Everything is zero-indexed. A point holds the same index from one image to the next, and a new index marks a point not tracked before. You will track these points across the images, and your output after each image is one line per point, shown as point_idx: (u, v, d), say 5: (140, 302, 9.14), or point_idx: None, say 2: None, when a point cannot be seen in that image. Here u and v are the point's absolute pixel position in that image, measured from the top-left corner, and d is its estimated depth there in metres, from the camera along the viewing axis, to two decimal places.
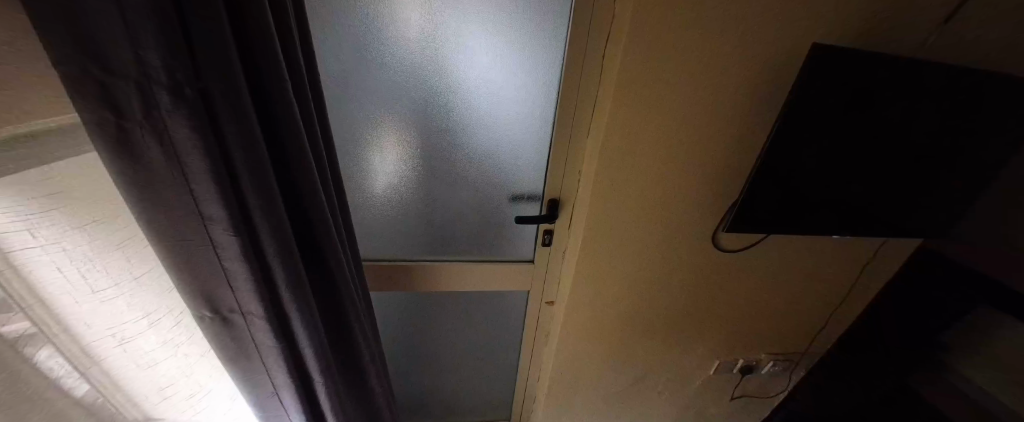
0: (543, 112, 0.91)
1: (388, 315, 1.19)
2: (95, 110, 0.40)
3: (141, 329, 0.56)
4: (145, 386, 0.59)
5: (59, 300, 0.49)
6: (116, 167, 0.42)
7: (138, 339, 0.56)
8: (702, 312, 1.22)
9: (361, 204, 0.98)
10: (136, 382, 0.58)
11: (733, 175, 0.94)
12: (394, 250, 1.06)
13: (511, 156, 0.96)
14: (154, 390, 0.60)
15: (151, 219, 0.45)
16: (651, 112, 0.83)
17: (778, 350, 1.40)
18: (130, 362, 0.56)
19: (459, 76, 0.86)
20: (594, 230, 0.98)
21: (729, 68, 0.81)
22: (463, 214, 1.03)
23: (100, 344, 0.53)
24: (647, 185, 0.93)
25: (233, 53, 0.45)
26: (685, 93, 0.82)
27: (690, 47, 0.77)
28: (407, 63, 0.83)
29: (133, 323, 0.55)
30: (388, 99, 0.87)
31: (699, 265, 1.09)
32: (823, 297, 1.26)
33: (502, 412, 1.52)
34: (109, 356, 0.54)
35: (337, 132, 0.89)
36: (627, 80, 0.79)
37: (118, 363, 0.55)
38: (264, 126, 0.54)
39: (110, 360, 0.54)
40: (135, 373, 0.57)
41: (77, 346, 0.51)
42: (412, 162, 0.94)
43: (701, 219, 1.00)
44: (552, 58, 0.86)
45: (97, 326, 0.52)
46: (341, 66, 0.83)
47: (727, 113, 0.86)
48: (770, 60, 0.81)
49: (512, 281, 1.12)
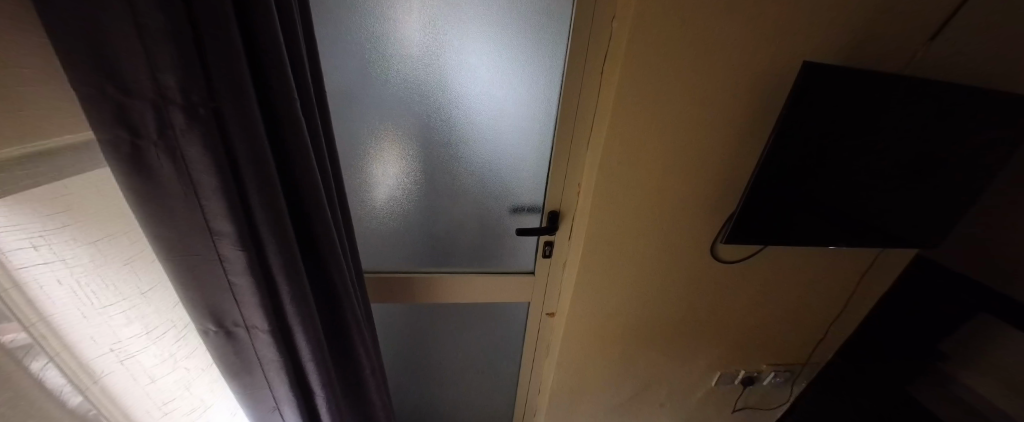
0: (543, 125, 0.93)
1: (388, 327, 1.19)
2: (111, 128, 0.41)
3: (144, 343, 0.56)
4: (145, 403, 0.58)
5: (64, 317, 0.49)
6: (129, 183, 0.43)
7: (139, 355, 0.56)
8: (702, 323, 1.22)
9: (361, 216, 0.99)
10: (137, 398, 0.57)
11: (730, 187, 0.96)
12: (394, 262, 1.06)
13: (510, 169, 0.97)
14: (156, 406, 0.59)
15: (161, 235, 0.46)
16: (650, 126, 0.85)
17: (778, 360, 1.40)
18: (131, 379, 0.56)
19: (460, 92, 0.88)
20: (594, 240, 0.98)
21: (725, 83, 0.83)
22: (463, 226, 1.04)
23: (100, 360, 0.53)
24: (646, 196, 0.94)
25: (245, 72, 0.47)
26: (683, 107, 0.84)
27: (687, 63, 0.80)
28: (409, 78, 0.85)
29: (135, 337, 0.55)
30: (389, 113, 0.88)
31: (698, 275, 1.10)
32: (823, 307, 1.27)
33: None
34: (108, 373, 0.54)
35: (338, 145, 0.91)
36: (626, 96, 0.81)
37: (118, 380, 0.55)
38: (272, 142, 0.56)
39: (110, 377, 0.54)
40: (135, 389, 0.57)
41: (77, 362, 0.51)
42: (412, 175, 0.95)
43: (700, 229, 1.01)
44: (551, 73, 0.88)
45: (100, 341, 0.52)
46: (343, 79, 0.84)
47: (724, 127, 0.88)
48: (765, 75, 0.83)
49: (512, 293, 1.12)
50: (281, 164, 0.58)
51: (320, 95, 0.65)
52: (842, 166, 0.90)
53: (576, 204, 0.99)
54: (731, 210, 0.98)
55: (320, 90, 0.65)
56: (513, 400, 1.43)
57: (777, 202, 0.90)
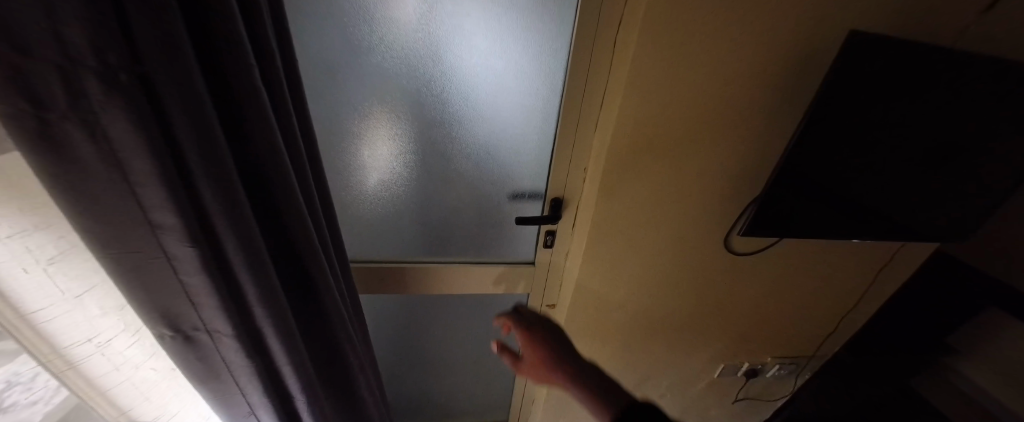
0: (546, 103, 0.84)
1: (379, 318, 1.13)
2: (5, 99, 0.32)
3: (119, 332, 0.52)
4: (128, 391, 0.55)
5: (30, 303, 0.45)
6: (39, 167, 0.35)
7: (117, 345, 0.52)
8: (708, 316, 1.17)
9: (344, 202, 0.91)
10: (118, 388, 0.54)
11: (749, 174, 0.88)
12: (383, 250, 0.99)
13: (509, 151, 0.89)
14: (138, 397, 0.56)
15: (91, 229, 0.39)
16: (667, 105, 0.77)
17: (785, 353, 1.35)
18: (109, 365, 0.52)
19: (454, 64, 0.78)
20: (600, 230, 0.91)
21: (752, 58, 0.74)
22: (460, 212, 0.96)
23: (76, 348, 0.49)
24: (657, 182, 0.86)
25: (183, 31, 0.37)
26: (703, 84, 0.75)
27: (710, 35, 0.70)
28: (396, 48, 0.76)
29: (112, 327, 0.51)
30: (374, 89, 0.79)
31: (708, 267, 1.03)
32: (836, 301, 1.21)
33: (498, 414, 1.48)
34: (84, 360, 0.50)
35: (315, 123, 0.81)
36: (641, 71, 0.72)
37: (96, 366, 0.51)
38: (231, 119, 0.47)
39: (86, 363, 0.51)
40: (115, 377, 0.53)
41: (50, 346, 0.48)
42: (402, 157, 0.86)
43: (713, 219, 0.94)
44: (557, 43, 0.78)
45: (69, 333, 0.48)
46: (319, 49, 0.75)
47: (747, 108, 0.79)
48: (797, 49, 0.74)
49: (511, 284, 1.05)
50: (242, 145, 0.49)
51: (289, 65, 0.56)
52: (873, 153, 0.82)
53: (581, 191, 0.91)
54: (749, 199, 0.90)
55: (287, 59, 0.55)
56: (510, 390, 1.39)
57: (801, 191, 0.82)
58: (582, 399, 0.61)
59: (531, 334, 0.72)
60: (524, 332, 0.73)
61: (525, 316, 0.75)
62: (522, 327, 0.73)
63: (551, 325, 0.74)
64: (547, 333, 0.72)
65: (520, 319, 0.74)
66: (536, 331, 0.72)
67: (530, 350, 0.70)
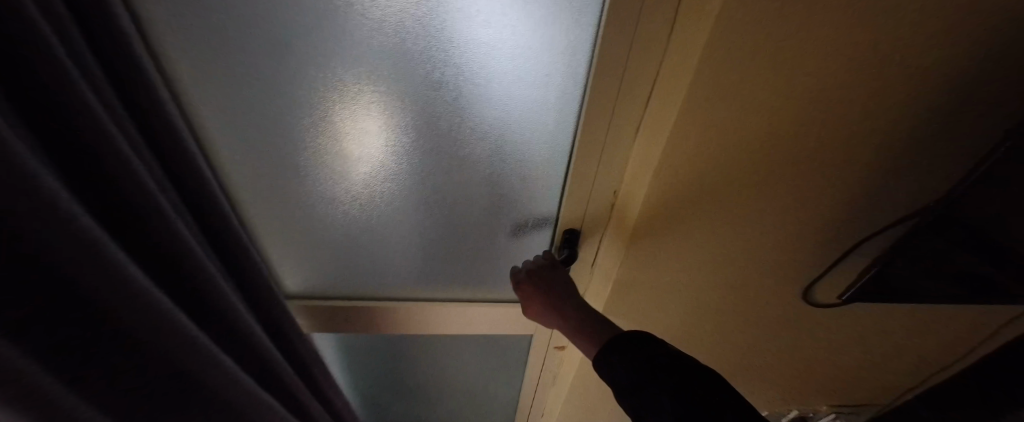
0: (563, 106, 0.58)
1: (351, 358, 0.93)
2: None
3: None
4: None
5: None
6: None
7: None
8: (758, 365, 0.94)
9: (267, 228, 0.69)
10: None
11: (857, 218, 0.60)
12: (333, 284, 0.79)
13: (500, 166, 0.65)
14: None
15: None
16: (753, 122, 0.48)
17: (843, 401, 1.12)
18: None
19: (407, 46, 0.52)
20: (630, 275, 0.68)
21: (910, 59, 0.43)
22: (454, 239, 0.75)
23: None
24: (718, 225, 0.60)
25: None
26: (813, 102, 0.46)
27: (856, 19, 0.40)
28: (309, 23, 0.49)
29: None
30: (283, 84, 0.54)
31: (770, 320, 0.79)
32: (932, 359, 0.94)
33: None
34: None
35: (213, 132, 0.58)
36: (720, 70, 0.43)
37: None
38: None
39: None
40: None
41: None
42: (365, 178, 0.64)
43: (789, 266, 0.68)
44: (582, 23, 0.50)
45: None
46: (179, 22, 0.48)
47: (879, 131, 0.50)
48: (1004, 43, 0.42)
49: (509, 323, 0.86)
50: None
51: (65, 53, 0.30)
52: None
53: (606, 224, 0.66)
54: (851, 247, 0.64)
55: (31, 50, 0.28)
56: (513, 416, 1.22)
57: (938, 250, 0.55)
58: (577, 341, 0.58)
59: (527, 294, 0.66)
60: (521, 291, 0.68)
61: (519, 274, 0.68)
62: (516, 285, 0.68)
63: (540, 269, 0.66)
64: (534, 284, 0.65)
65: (514, 278, 0.69)
66: (529, 288, 0.66)
67: (531, 306, 0.66)
